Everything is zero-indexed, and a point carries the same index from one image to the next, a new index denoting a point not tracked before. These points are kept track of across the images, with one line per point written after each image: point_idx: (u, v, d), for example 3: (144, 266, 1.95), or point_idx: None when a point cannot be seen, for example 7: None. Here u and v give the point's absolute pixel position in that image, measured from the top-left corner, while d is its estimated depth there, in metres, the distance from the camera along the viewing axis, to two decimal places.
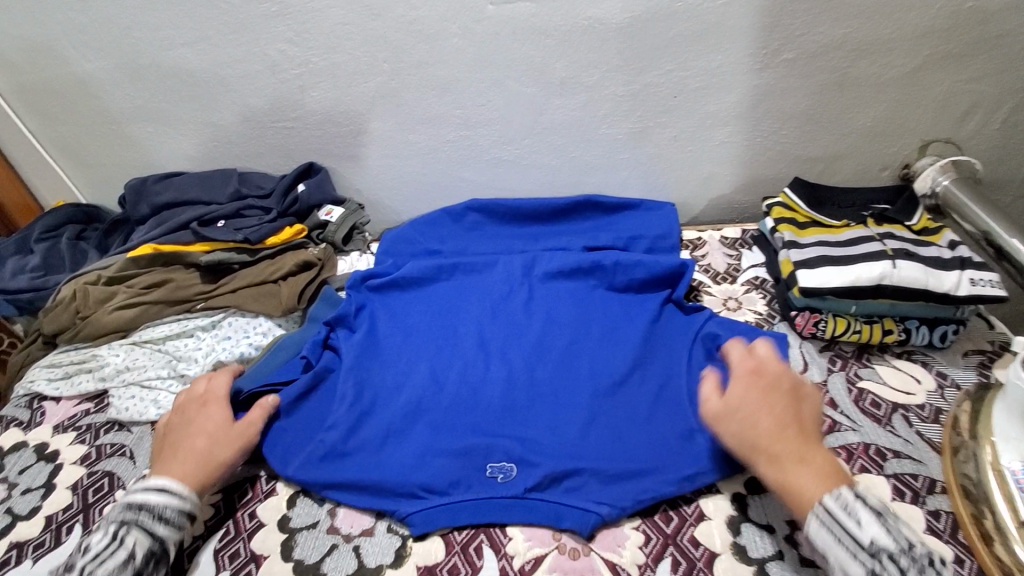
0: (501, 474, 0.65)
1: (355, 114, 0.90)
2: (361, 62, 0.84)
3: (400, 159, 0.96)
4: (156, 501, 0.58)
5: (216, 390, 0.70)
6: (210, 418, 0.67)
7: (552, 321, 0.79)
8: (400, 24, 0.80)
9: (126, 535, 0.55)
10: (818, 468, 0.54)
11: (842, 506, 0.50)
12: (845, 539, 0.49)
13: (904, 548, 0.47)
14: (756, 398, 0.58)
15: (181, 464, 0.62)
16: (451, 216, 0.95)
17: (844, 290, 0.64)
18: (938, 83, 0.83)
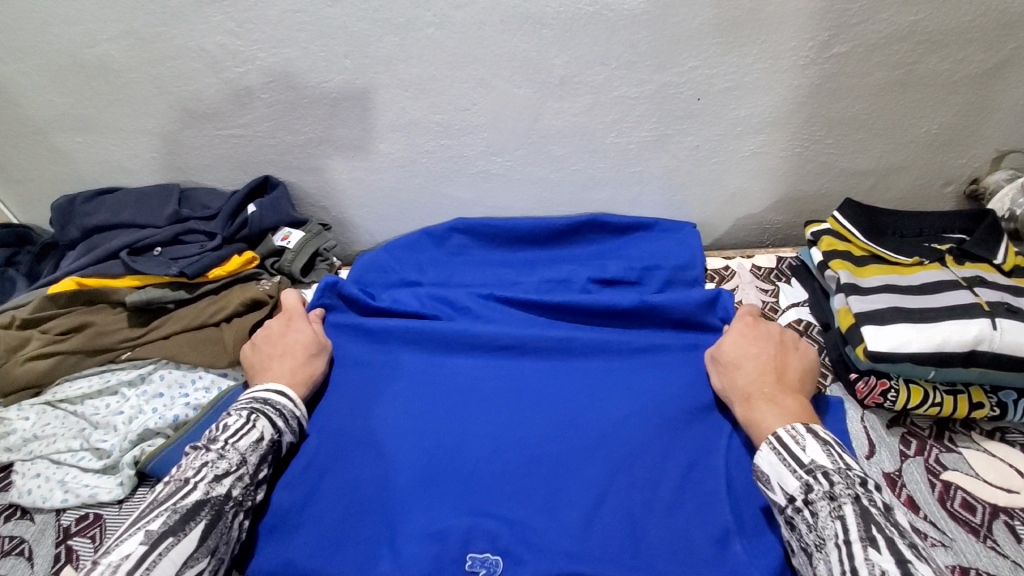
0: (483, 569, 0.52)
1: (314, 120, 0.76)
2: (319, 58, 0.70)
3: (374, 173, 0.81)
4: (278, 402, 0.59)
5: (292, 305, 0.71)
6: (299, 330, 0.67)
7: (555, 367, 0.67)
8: (362, 11, 0.65)
9: (257, 420, 0.55)
10: (787, 409, 0.54)
11: (793, 436, 0.50)
12: (789, 459, 0.49)
13: (842, 470, 0.47)
14: (738, 343, 0.61)
15: (289, 372, 0.62)
16: (432, 239, 0.81)
17: (923, 355, 0.53)
18: (1022, 82, 0.68)
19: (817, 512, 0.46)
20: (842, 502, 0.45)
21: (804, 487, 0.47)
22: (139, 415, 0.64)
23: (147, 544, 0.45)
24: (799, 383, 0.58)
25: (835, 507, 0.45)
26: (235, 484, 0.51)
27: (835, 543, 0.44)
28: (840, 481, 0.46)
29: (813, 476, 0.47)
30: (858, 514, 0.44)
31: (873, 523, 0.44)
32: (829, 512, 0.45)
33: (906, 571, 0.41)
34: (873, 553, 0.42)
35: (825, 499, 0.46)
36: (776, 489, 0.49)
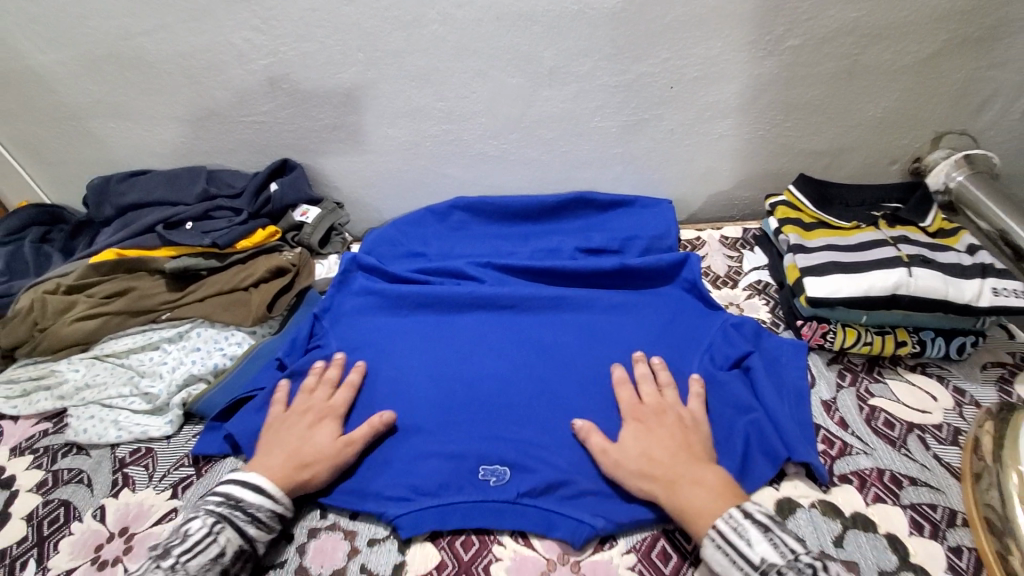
0: (493, 477, 0.62)
1: (331, 109, 0.84)
2: (334, 51, 0.78)
3: (382, 155, 0.90)
4: (249, 497, 0.57)
5: (335, 404, 0.66)
6: (321, 429, 0.63)
7: (553, 317, 0.76)
8: (374, 9, 0.74)
9: (220, 531, 0.54)
10: (707, 488, 0.56)
11: (734, 529, 0.52)
12: (738, 559, 0.50)
13: (790, 562, 0.49)
14: (648, 434, 0.61)
15: (280, 465, 0.60)
16: (435, 216, 0.91)
17: (853, 299, 0.67)
18: (954, 70, 0.78)
19: None
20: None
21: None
22: (181, 365, 0.73)
23: None
24: (706, 454, 0.60)
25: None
26: None
27: None
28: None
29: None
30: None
31: None
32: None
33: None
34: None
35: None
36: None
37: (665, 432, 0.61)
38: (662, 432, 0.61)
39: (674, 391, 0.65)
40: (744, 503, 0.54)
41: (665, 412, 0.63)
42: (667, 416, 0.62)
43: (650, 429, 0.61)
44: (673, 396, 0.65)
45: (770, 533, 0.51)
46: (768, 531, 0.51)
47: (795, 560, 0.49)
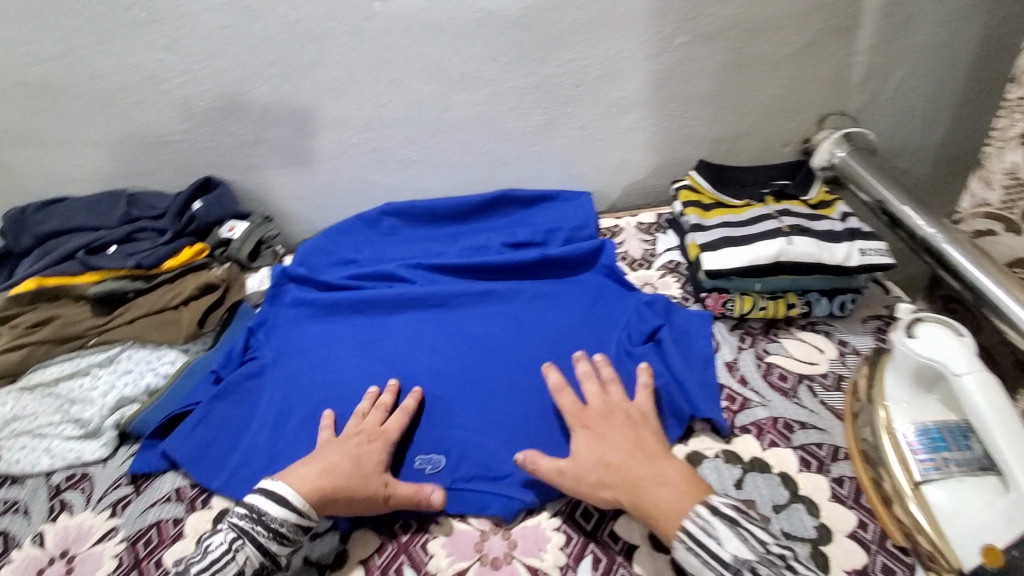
0: (428, 466, 0.71)
1: (261, 119, 0.94)
2: (234, 65, 0.89)
3: (313, 166, 1.01)
4: (271, 511, 0.61)
5: (387, 428, 0.70)
6: (370, 453, 0.67)
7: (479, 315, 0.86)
8: (283, 24, 0.85)
9: (240, 548, 0.60)
10: (667, 482, 0.62)
11: (704, 529, 0.57)
12: (707, 560, 0.56)
13: (761, 557, 0.56)
14: (603, 444, 0.66)
15: (320, 473, 0.64)
16: (365, 223, 1.02)
17: (744, 270, 0.81)
18: (829, 57, 0.95)
19: None
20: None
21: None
22: (113, 387, 0.82)
23: None
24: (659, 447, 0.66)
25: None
26: None
27: None
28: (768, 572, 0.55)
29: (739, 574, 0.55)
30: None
31: None
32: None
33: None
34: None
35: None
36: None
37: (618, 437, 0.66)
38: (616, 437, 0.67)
39: (618, 388, 0.72)
40: (710, 497, 0.61)
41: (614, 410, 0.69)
42: (619, 422, 0.68)
43: (607, 438, 0.67)
44: (618, 394, 0.72)
45: (738, 528, 0.57)
46: (736, 526, 0.58)
47: (767, 555, 0.56)
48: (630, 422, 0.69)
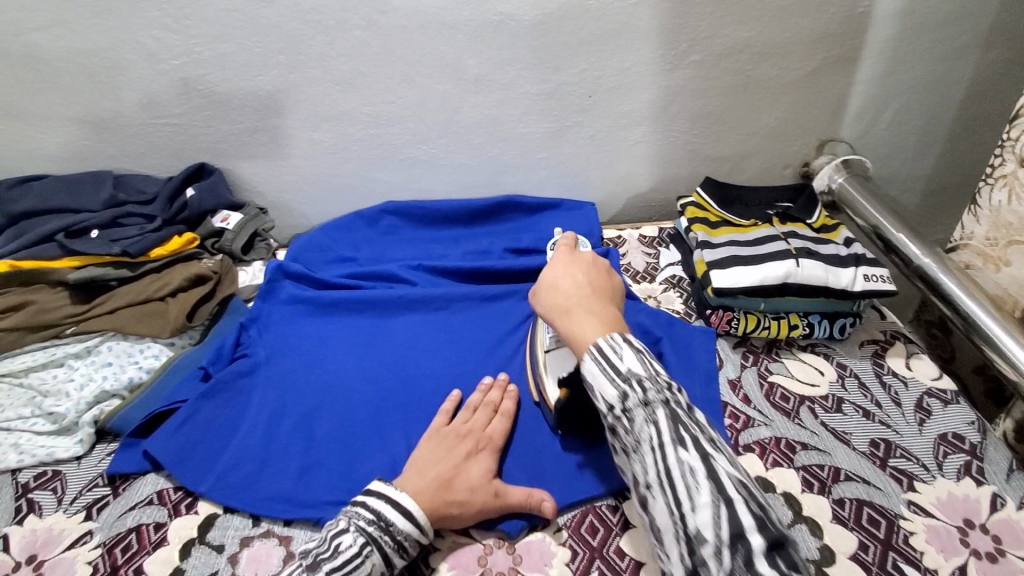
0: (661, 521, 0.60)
1: (630, 118, 0.95)
2: (659, 58, 0.89)
3: (648, 167, 1.01)
4: (399, 523, 0.54)
5: (493, 435, 0.63)
6: (475, 462, 0.60)
7: (714, 378, 0.73)
8: (725, 19, 0.86)
9: (371, 555, 0.52)
10: (597, 319, 0.57)
11: (609, 347, 0.53)
12: (607, 368, 0.52)
13: (652, 376, 0.51)
14: (565, 268, 0.64)
15: (429, 491, 0.56)
16: (641, 241, 0.98)
17: None
18: None
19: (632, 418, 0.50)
20: (658, 408, 0.49)
21: (620, 393, 0.51)
22: None
23: None
24: (610, 294, 0.62)
25: (648, 411, 0.50)
26: None
27: (651, 445, 0.49)
28: (651, 386, 0.50)
29: (627, 384, 0.51)
30: (668, 416, 0.49)
31: (681, 426, 0.48)
32: (643, 416, 0.50)
33: (709, 468, 0.46)
34: (682, 452, 0.47)
35: (638, 404, 0.50)
36: (598, 397, 0.53)
37: (576, 268, 0.64)
38: (576, 270, 0.64)
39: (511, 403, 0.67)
40: (624, 333, 0.55)
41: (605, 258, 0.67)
42: (580, 265, 0.65)
43: (556, 264, 0.65)
44: (500, 425, 0.65)
45: (642, 355, 0.53)
46: (643, 353, 0.53)
47: (659, 378, 0.52)
48: (592, 264, 0.65)
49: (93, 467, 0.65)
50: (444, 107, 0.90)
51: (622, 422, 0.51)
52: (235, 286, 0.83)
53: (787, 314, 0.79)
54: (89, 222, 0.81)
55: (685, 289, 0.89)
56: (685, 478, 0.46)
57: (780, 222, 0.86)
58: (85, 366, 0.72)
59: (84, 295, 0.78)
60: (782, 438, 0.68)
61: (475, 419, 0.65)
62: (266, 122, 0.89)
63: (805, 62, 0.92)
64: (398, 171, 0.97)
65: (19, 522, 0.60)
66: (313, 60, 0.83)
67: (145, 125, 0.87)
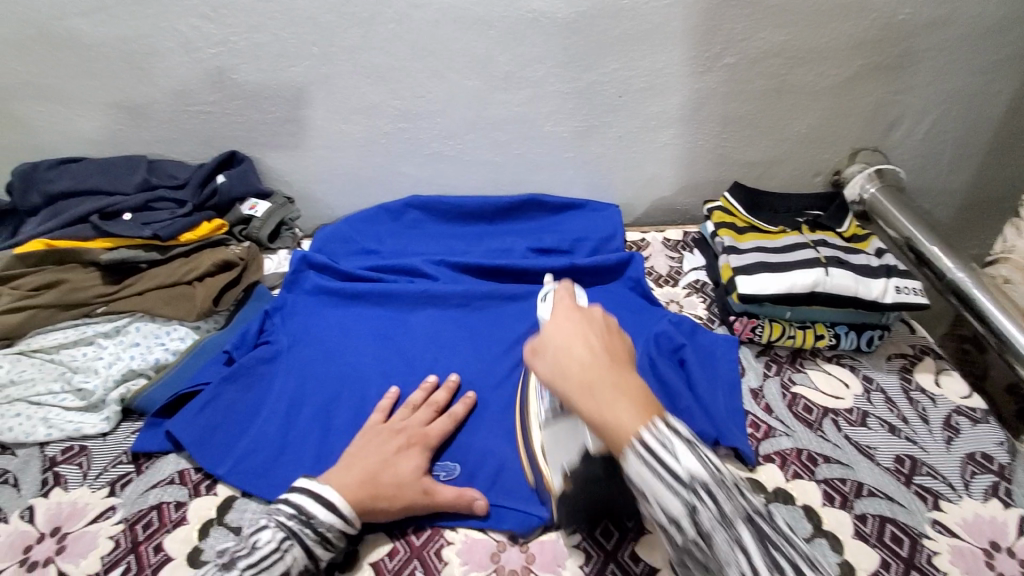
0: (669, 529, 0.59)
1: (659, 120, 0.94)
2: (692, 60, 0.88)
3: (675, 170, 1.00)
4: (320, 514, 0.54)
5: (428, 433, 0.63)
6: (404, 458, 0.60)
7: (736, 386, 0.72)
8: (761, 23, 0.84)
9: (289, 548, 0.52)
10: (629, 402, 0.44)
11: (659, 441, 0.42)
12: (662, 473, 0.41)
13: (714, 477, 0.42)
14: (568, 325, 0.51)
15: (356, 484, 0.56)
16: (665, 244, 0.97)
17: None
18: None
19: (710, 543, 0.40)
20: (738, 523, 0.40)
21: (686, 507, 0.40)
22: None
23: None
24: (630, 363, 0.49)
25: (731, 529, 0.40)
26: None
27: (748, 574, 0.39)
28: (722, 496, 0.41)
29: (697, 496, 0.40)
30: (754, 535, 0.40)
31: (770, 544, 0.40)
32: (727, 536, 0.40)
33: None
34: None
35: (718, 522, 0.40)
36: (655, 507, 0.42)
37: (580, 322, 0.52)
38: (587, 328, 0.51)
39: (461, 405, 0.67)
40: (666, 418, 0.44)
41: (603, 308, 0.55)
42: (591, 325, 0.52)
43: (559, 320, 0.52)
44: (443, 425, 0.64)
45: (694, 447, 0.43)
46: (694, 444, 0.43)
47: (723, 477, 0.42)
48: (604, 325, 0.52)
49: (118, 445, 0.67)
50: (473, 103, 0.90)
51: (695, 546, 0.40)
52: (260, 273, 0.84)
53: (813, 324, 0.77)
54: (122, 205, 0.83)
55: (708, 295, 0.87)
56: None
57: (809, 230, 0.84)
58: (114, 345, 0.74)
59: (115, 276, 0.80)
60: (804, 449, 0.67)
61: (413, 416, 0.64)
62: (297, 114, 0.90)
63: (841, 69, 0.90)
64: (425, 166, 0.97)
65: (45, 495, 0.62)
66: (346, 52, 0.84)
67: (180, 112, 0.89)
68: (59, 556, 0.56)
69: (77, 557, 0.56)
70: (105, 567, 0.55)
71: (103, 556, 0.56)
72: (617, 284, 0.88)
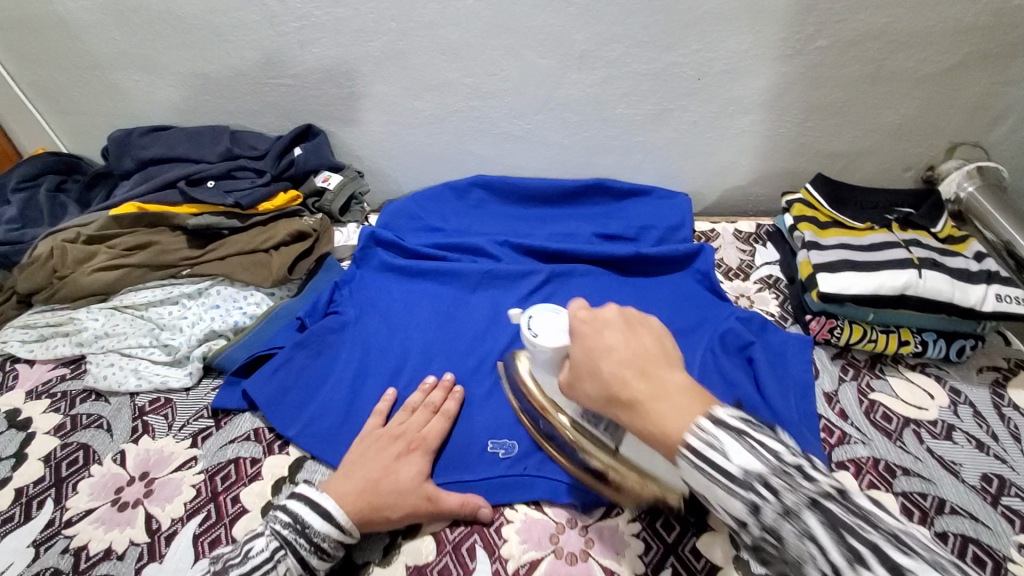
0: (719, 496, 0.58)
1: (739, 105, 0.90)
2: (780, 42, 0.83)
3: (751, 158, 0.96)
4: (317, 524, 0.53)
5: (427, 436, 0.62)
6: (406, 464, 0.59)
7: (806, 391, 0.69)
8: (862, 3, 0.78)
9: (280, 560, 0.52)
10: (677, 411, 0.39)
11: (708, 444, 0.37)
12: (716, 478, 0.37)
13: (777, 468, 0.36)
14: (591, 344, 0.46)
15: (355, 495, 0.55)
16: (738, 234, 0.93)
17: None
18: None
19: (779, 537, 0.35)
20: (801, 512, 0.35)
21: (752, 507, 0.36)
22: None
23: (203, 527, 0.58)
24: (669, 360, 0.44)
25: (796, 523, 0.34)
26: None
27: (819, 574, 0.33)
28: (784, 487, 0.35)
29: (756, 493, 0.36)
30: (824, 522, 0.34)
31: (846, 530, 0.33)
32: (792, 532, 0.35)
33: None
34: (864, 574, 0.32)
35: (782, 519, 0.35)
36: (722, 511, 0.38)
37: (605, 339, 0.46)
38: (610, 340, 0.46)
39: (455, 403, 0.66)
40: (717, 411, 0.39)
41: (624, 309, 0.48)
42: (606, 330, 0.47)
43: (578, 342, 0.48)
44: (440, 426, 0.63)
45: (743, 437, 0.37)
46: (744, 432, 0.37)
47: (784, 459, 0.36)
48: (622, 327, 0.46)
49: (200, 400, 0.70)
50: (546, 82, 0.88)
51: (768, 543, 0.36)
52: (331, 245, 0.87)
53: (898, 328, 0.73)
54: (206, 173, 0.86)
55: (781, 291, 0.84)
56: None
57: (900, 228, 0.79)
58: (197, 306, 0.78)
59: (199, 240, 0.84)
60: (882, 459, 0.64)
61: (409, 421, 0.63)
62: (371, 88, 0.91)
63: (946, 55, 0.83)
64: (491, 146, 0.97)
65: (135, 441, 0.66)
66: (423, 28, 0.83)
67: (262, 84, 0.92)
68: (148, 498, 0.60)
69: (163, 501, 0.60)
70: (188, 512, 0.59)
71: (186, 502, 0.60)
72: (683, 274, 0.85)
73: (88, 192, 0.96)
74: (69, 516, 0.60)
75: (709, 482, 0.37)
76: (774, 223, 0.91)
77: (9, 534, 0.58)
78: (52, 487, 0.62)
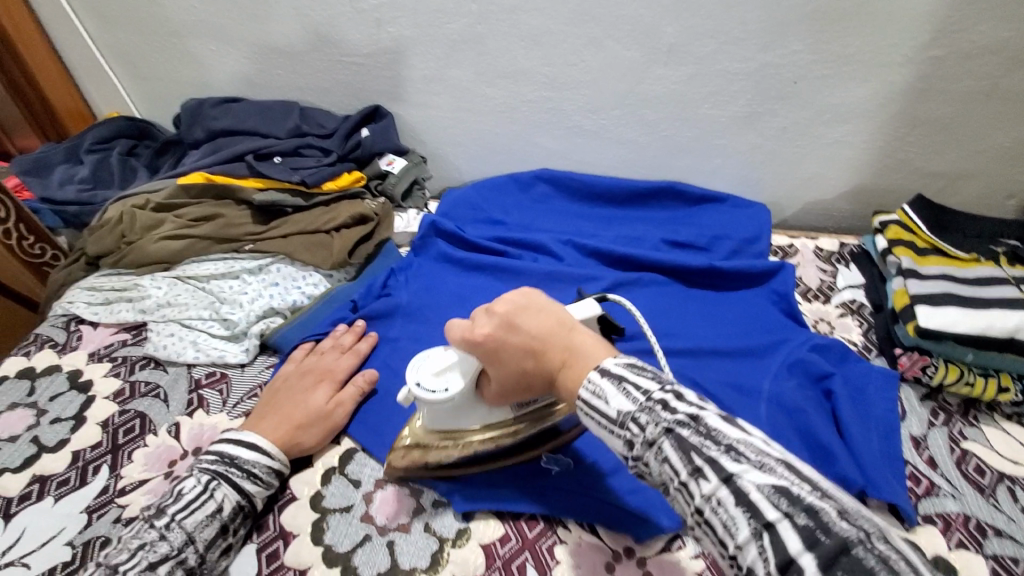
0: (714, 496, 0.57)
1: (835, 113, 0.83)
2: (890, 48, 0.76)
3: (841, 171, 0.89)
4: (245, 454, 0.56)
5: (334, 369, 0.67)
6: (317, 394, 0.64)
7: (889, 435, 0.63)
8: (990, 11, 0.71)
9: (216, 488, 0.54)
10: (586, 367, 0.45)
11: (590, 393, 0.42)
12: (597, 422, 0.41)
13: (646, 406, 0.39)
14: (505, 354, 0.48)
15: (274, 426, 0.60)
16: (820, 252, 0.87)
17: None
18: None
19: (646, 465, 0.39)
20: (658, 439, 0.38)
21: (626, 447, 0.40)
22: None
23: None
24: (562, 336, 0.47)
25: (655, 450, 0.38)
26: (173, 569, 0.50)
27: (674, 488, 0.37)
28: (648, 421, 0.39)
29: (622, 430, 0.40)
30: (675, 445, 0.37)
31: (693, 449, 0.36)
32: (653, 458, 0.38)
33: (736, 489, 0.34)
34: (703, 484, 0.35)
35: (644, 448, 0.39)
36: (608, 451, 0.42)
37: (513, 349, 0.47)
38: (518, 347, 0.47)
39: (365, 341, 0.71)
40: (606, 360, 0.44)
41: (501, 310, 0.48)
42: (507, 341, 0.48)
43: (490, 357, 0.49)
44: (348, 360, 0.68)
45: (622, 383, 0.41)
46: (624, 377, 0.42)
47: (650, 398, 0.40)
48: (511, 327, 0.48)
49: (254, 377, 0.70)
50: (628, 76, 0.84)
51: (642, 471, 0.40)
52: (391, 231, 0.85)
53: (997, 374, 0.67)
54: (273, 148, 0.86)
55: (866, 319, 0.77)
56: (719, 516, 0.34)
57: (1009, 263, 0.72)
58: (257, 282, 0.78)
59: (262, 216, 0.83)
60: (973, 516, 0.58)
61: (326, 359, 0.68)
62: (444, 72, 0.88)
63: None
64: (561, 139, 0.93)
65: (190, 414, 0.66)
66: (504, 12, 0.80)
67: (334, 60, 0.90)
68: None
69: None
70: None
71: None
72: (757, 292, 0.79)
73: (158, 158, 0.97)
74: (123, 484, 0.60)
75: (593, 426, 0.42)
76: (861, 243, 0.84)
77: (63, 497, 0.59)
78: (108, 453, 0.63)
